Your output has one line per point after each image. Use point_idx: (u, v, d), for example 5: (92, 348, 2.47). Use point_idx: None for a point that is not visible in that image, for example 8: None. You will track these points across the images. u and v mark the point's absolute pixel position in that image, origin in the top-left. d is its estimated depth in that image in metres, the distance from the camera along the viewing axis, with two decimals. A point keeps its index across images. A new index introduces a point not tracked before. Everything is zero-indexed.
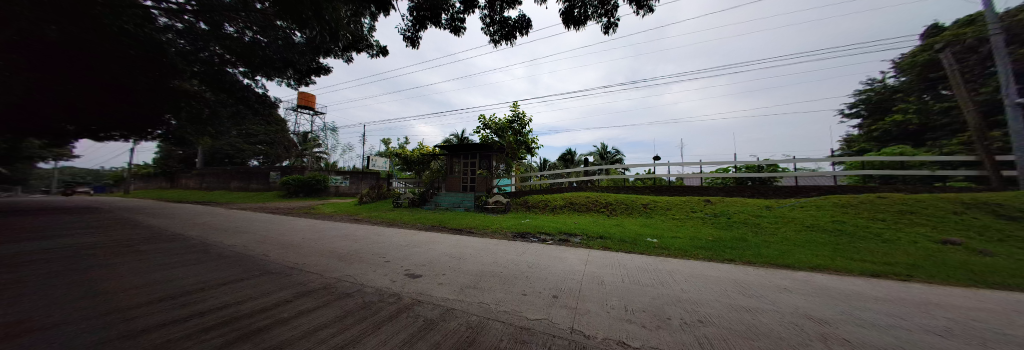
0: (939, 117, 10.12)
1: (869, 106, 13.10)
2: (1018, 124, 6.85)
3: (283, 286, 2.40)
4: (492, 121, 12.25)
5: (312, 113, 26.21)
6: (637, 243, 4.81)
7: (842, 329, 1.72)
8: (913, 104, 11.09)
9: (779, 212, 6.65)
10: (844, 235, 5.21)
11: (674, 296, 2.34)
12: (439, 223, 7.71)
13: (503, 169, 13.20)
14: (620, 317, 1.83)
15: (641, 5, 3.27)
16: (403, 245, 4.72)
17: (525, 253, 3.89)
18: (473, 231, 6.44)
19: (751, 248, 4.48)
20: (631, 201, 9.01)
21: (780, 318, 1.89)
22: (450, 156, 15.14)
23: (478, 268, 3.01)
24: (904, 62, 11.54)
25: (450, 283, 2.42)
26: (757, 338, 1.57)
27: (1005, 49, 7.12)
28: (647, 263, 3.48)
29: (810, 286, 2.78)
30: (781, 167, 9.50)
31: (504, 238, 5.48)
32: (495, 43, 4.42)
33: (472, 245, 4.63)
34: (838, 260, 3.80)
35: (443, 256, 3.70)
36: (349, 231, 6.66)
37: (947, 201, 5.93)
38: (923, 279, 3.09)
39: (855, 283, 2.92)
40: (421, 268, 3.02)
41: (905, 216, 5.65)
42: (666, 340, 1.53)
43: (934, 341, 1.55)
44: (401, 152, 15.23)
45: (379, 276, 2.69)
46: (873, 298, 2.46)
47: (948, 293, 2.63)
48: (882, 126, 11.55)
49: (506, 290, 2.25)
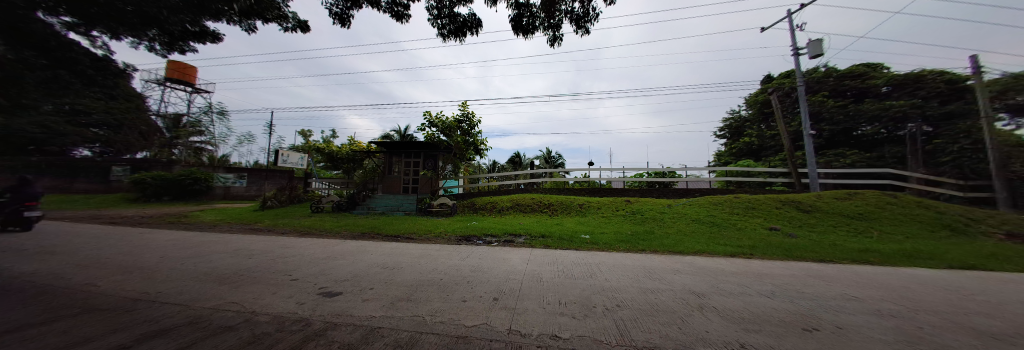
0: (769, 141, 14.56)
1: (731, 130, 17.93)
2: (812, 148, 10.25)
3: (126, 323, 1.71)
4: (438, 119, 11.66)
5: (192, 90, 19.70)
6: (573, 240, 5.26)
7: (710, 299, 2.25)
8: (755, 131, 15.68)
9: (676, 209, 8.36)
10: (715, 226, 6.92)
11: (599, 285, 2.65)
12: (371, 229, 6.83)
13: (449, 170, 12.91)
14: (555, 311, 1.96)
15: (581, 26, 3.63)
16: (320, 258, 3.96)
17: (469, 257, 3.77)
18: (410, 237, 5.89)
19: (656, 240, 5.48)
20: (569, 201, 9.87)
21: (674, 295, 2.34)
22: (389, 154, 13.69)
23: (414, 277, 2.77)
24: (751, 100, 16.33)
25: (378, 298, 2.14)
26: (658, 314, 1.93)
27: (801, 97, 10.74)
28: (579, 258, 3.86)
29: (693, 267, 3.54)
30: (677, 174, 12.04)
31: (448, 243, 5.21)
32: (444, 37, 4.21)
33: (410, 252, 4.25)
34: (713, 246, 4.98)
35: (373, 267, 3.27)
36: (241, 244, 5.21)
37: (774, 200, 8.51)
38: (757, 256, 4.36)
39: (720, 263, 3.87)
40: (341, 284, 2.60)
41: (749, 211, 7.90)
42: (591, 327, 1.70)
43: (763, 302, 2.19)
44: (325, 147, 14.10)
45: (280, 300, 2.18)
46: (729, 273, 3.32)
47: (769, 266, 3.75)
48: (738, 145, 15.96)
49: (444, 299, 2.12)
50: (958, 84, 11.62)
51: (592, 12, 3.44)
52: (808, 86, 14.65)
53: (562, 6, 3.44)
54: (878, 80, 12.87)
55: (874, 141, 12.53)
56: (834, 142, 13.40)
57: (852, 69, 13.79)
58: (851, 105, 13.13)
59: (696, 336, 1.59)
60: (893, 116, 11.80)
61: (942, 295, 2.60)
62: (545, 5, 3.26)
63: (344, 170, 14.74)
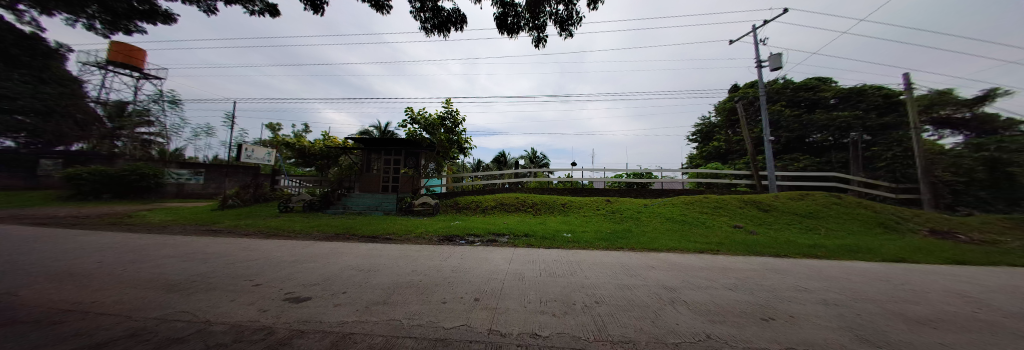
0: (735, 146, 15.77)
1: (702, 135, 19.18)
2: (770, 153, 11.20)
3: (46, 338, 1.47)
4: (421, 116, 11.32)
5: (136, 75, 17.45)
6: (555, 239, 5.36)
7: (682, 293, 2.39)
8: (723, 136, 16.91)
9: (652, 209, 8.79)
10: (687, 224, 7.36)
11: (579, 283, 2.71)
12: (347, 230, 6.49)
13: (432, 168, 12.60)
14: (535, 310, 1.97)
15: (565, 29, 3.68)
16: (289, 261, 3.70)
17: (451, 257, 3.70)
18: (389, 238, 5.66)
19: (633, 238, 5.73)
20: (552, 201, 10.02)
21: (648, 291, 2.46)
22: (367, 151, 13.10)
23: (392, 279, 2.67)
24: (720, 107, 17.57)
25: (352, 302, 2.03)
26: (633, 309, 2.01)
27: (763, 106, 11.72)
28: (561, 256, 3.93)
29: (667, 263, 3.75)
30: (654, 175, 12.67)
31: (429, 243, 5.09)
32: (427, 32, 4.09)
33: (389, 253, 4.09)
34: (684, 243, 5.30)
35: (347, 270, 3.10)
36: (195, 247, 4.71)
37: (738, 200, 9.22)
38: (722, 252, 4.69)
39: (691, 259, 4.13)
40: (310, 288, 2.43)
41: (717, 210, 8.49)
42: (570, 324, 1.74)
43: (727, 295, 2.36)
44: (296, 142, 13.07)
45: (239, 307, 1.99)
46: (698, 268, 3.55)
47: (733, 261, 4.06)
48: (708, 149, 17.14)
49: (423, 301, 2.06)
50: (890, 99, 13.29)
51: (575, 16, 3.51)
52: (769, 96, 16.03)
53: (546, 8, 3.47)
54: (828, 93, 14.38)
55: (822, 147, 13.99)
56: (790, 148, 14.78)
57: (806, 82, 15.27)
58: (804, 114, 14.55)
59: (667, 329, 1.68)
60: (839, 126, 13.23)
61: (876, 285, 2.95)
62: (530, 6, 3.27)
63: (317, 167, 13.88)
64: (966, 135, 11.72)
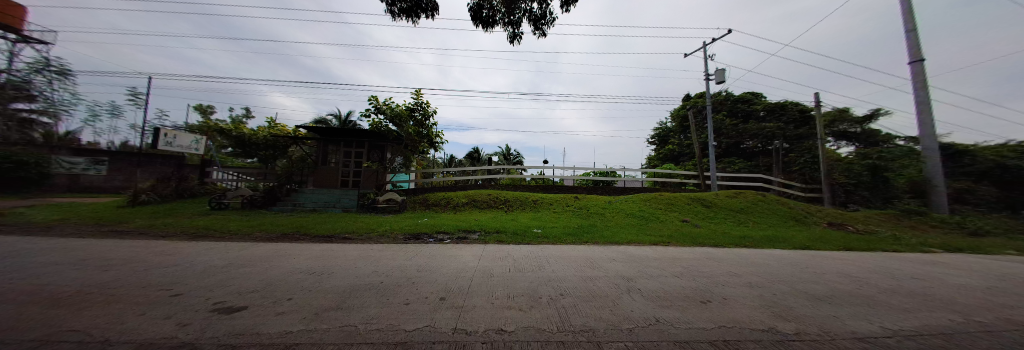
0: (686, 149, 17.65)
1: (660, 138, 21.08)
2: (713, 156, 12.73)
3: None
4: (387, 106, 10.54)
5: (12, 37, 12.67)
6: (525, 235, 5.45)
7: (637, 282, 2.61)
8: (677, 139, 18.78)
9: (615, 205, 9.44)
10: (644, 219, 8.06)
11: (546, 277, 2.79)
12: (298, 229, 5.84)
13: (400, 163, 11.85)
14: (502, 306, 1.98)
15: (539, 28, 3.72)
16: (224, 266, 3.21)
17: (417, 256, 3.54)
18: (348, 237, 5.22)
19: (597, 232, 6.10)
20: (524, 197, 10.18)
21: (608, 281, 2.64)
22: (324, 142, 11.84)
23: (348, 282, 2.47)
24: (675, 113, 19.44)
25: (299, 309, 1.82)
26: (595, 299, 2.14)
27: (710, 114, 13.24)
28: (530, 252, 4.01)
29: (626, 255, 4.06)
30: (617, 174, 13.60)
31: (393, 242, 4.81)
32: (395, 16, 3.81)
33: (347, 253, 3.78)
34: (641, 236, 5.79)
35: (297, 274, 2.79)
36: (91, 252, 3.80)
37: (688, 197, 10.33)
38: (672, 244, 5.23)
39: (647, 250, 4.55)
40: (248, 296, 2.14)
41: (669, 206, 9.43)
42: (535, 317, 1.79)
43: (675, 281, 2.64)
44: (232, 129, 11.32)
45: (150, 322, 1.66)
46: (652, 258, 3.90)
47: (682, 251, 4.56)
48: (664, 151, 18.94)
49: (383, 303, 1.94)
50: (802, 114, 16.02)
51: (549, 16, 3.56)
52: (714, 106, 18.18)
53: (521, 4, 3.47)
54: (759, 106, 16.80)
55: (753, 152, 16.35)
56: (729, 152, 17.02)
57: (743, 96, 17.65)
58: (740, 124, 16.81)
59: (623, 316, 1.82)
60: (766, 134, 15.59)
61: (790, 269, 3.56)
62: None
63: (261, 158, 12.17)
64: (857, 145, 14.81)
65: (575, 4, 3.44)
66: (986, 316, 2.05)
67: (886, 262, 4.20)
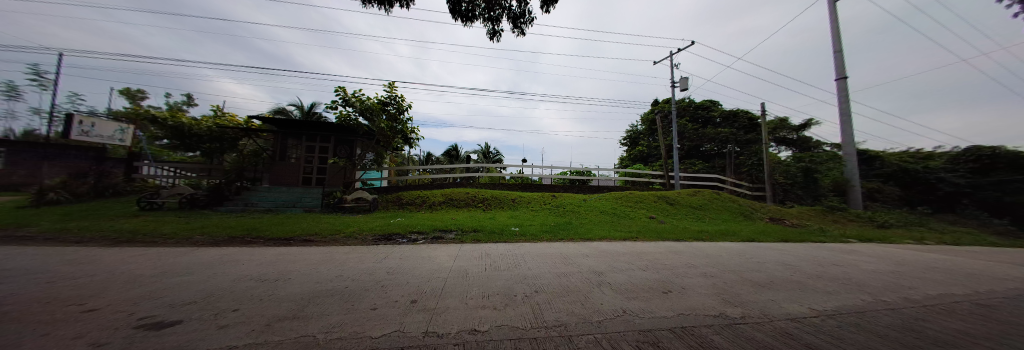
0: (654, 150, 18.93)
1: (631, 140, 22.36)
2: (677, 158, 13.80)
3: None
4: (357, 99, 9.87)
5: None
6: (502, 233, 5.46)
7: (608, 276, 2.74)
8: (646, 141, 20.06)
9: (589, 203, 9.84)
10: (616, 216, 8.52)
11: (521, 274, 2.82)
12: (252, 232, 5.26)
13: (372, 160, 11.21)
14: (476, 306, 1.96)
15: (518, 26, 3.71)
16: (155, 275, 2.78)
17: (387, 257, 3.37)
18: (311, 239, 4.82)
19: (572, 229, 6.31)
20: (503, 196, 10.17)
21: (581, 276, 2.74)
22: (282, 136, 11.07)
23: (308, 288, 2.27)
24: (644, 117, 20.76)
25: (247, 321, 1.64)
26: (568, 294, 2.21)
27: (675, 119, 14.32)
28: (506, 250, 4.02)
29: (597, 251, 4.25)
30: (592, 173, 14.17)
31: (362, 243, 4.53)
32: (366, 3, 3.56)
33: (309, 257, 3.48)
34: (612, 233, 6.10)
35: (249, 281, 2.51)
36: None
37: (655, 195, 11.09)
38: (639, 239, 5.59)
39: (616, 245, 4.82)
40: (183, 309, 1.87)
41: (638, 204, 10.06)
42: (508, 315, 1.79)
43: (641, 274, 2.82)
44: (168, 116, 9.88)
45: (48, 344, 1.38)
46: (622, 253, 4.14)
47: (647, 246, 4.89)
48: (635, 152, 20.13)
49: (347, 310, 1.81)
50: (752, 121, 17.97)
51: (528, 15, 3.57)
52: (680, 111, 19.69)
53: (500, 1, 3.42)
54: (717, 113, 18.54)
55: (711, 155, 18.02)
56: (691, 154, 18.58)
57: (703, 103, 19.36)
58: (701, 129, 18.41)
59: (594, 309, 1.90)
60: (721, 139, 17.28)
61: (739, 260, 3.99)
62: None
63: (203, 151, 10.56)
64: (793, 149, 17.01)
65: (552, 5, 3.49)
66: (886, 295, 2.46)
67: (814, 252, 4.88)
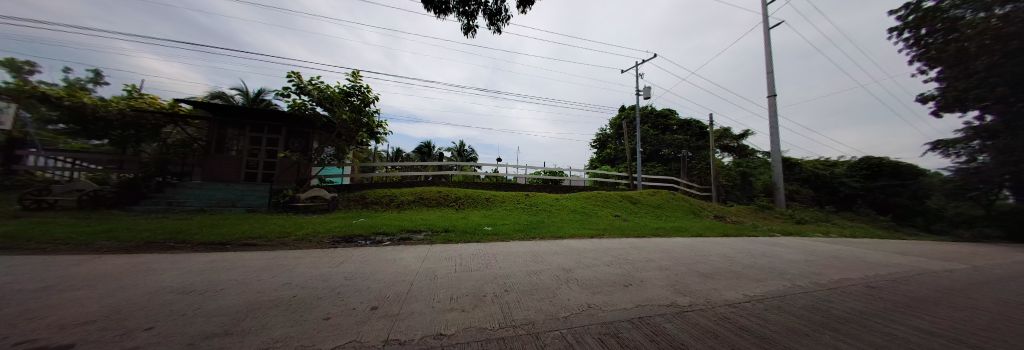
0: (621, 152, 20.28)
1: (600, 143, 23.66)
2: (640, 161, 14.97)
3: None
4: (315, 87, 8.95)
5: None
6: (474, 233, 5.38)
7: (575, 272, 2.85)
8: (614, 144, 21.41)
9: (561, 202, 10.18)
10: (585, 215, 8.92)
11: (492, 274, 2.80)
12: (176, 235, 4.46)
13: (332, 155, 10.27)
14: (443, 309, 1.90)
15: (494, 23, 3.66)
16: (26, 291, 2.19)
17: (347, 262, 3.11)
18: (254, 243, 4.25)
19: (543, 228, 6.46)
20: (477, 195, 10.02)
21: (549, 274, 2.81)
22: (219, 123, 9.73)
23: (248, 299, 1.98)
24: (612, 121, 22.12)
25: (160, 342, 1.36)
26: (536, 292, 2.25)
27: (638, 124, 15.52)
28: (477, 250, 3.96)
29: (566, 248, 4.42)
30: (564, 174, 14.69)
31: (318, 246, 4.12)
32: None
33: (250, 264, 3.05)
34: (580, 230, 6.38)
35: (169, 294, 2.11)
36: None
37: (620, 195, 11.88)
38: (604, 236, 5.95)
39: (583, 242, 5.06)
40: (67, 331, 1.49)
41: (605, 203, 10.68)
42: (477, 317, 1.76)
43: (606, 269, 2.98)
44: (59, 93, 7.84)
45: None
46: (589, 250, 4.36)
47: (612, 242, 5.23)
48: (603, 155, 21.34)
49: (293, 322, 1.62)
50: (703, 130, 20.18)
51: (504, 14, 3.54)
52: (643, 117, 21.34)
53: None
54: (674, 121, 20.47)
55: (669, 158, 19.85)
56: (652, 158, 20.26)
57: (663, 111, 21.26)
58: (660, 135, 20.17)
59: (561, 305, 1.96)
60: (677, 144, 19.15)
61: (689, 253, 4.46)
62: None
63: (113, 140, 8.60)
64: (735, 156, 19.47)
65: (529, 6, 3.51)
66: (800, 281, 2.93)
67: (748, 245, 5.62)
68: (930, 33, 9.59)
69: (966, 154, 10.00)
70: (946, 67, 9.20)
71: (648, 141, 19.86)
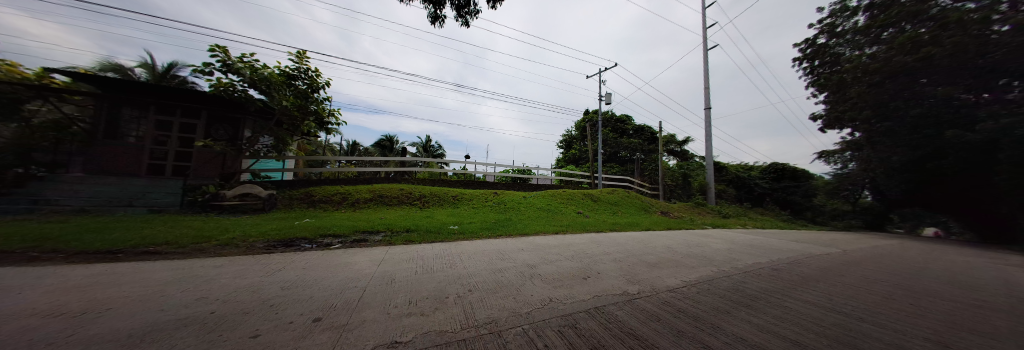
0: (585, 153, 21.54)
1: (566, 143, 24.78)
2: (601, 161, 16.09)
3: None
4: (249, 65, 7.63)
5: None
6: (438, 232, 5.17)
7: (539, 269, 2.92)
8: (578, 145, 22.63)
9: (528, 200, 10.41)
10: (550, 212, 9.24)
11: (456, 274, 2.73)
12: (31, 244, 3.38)
13: (270, 146, 8.89)
14: (400, 314, 1.78)
15: (462, 16, 3.55)
16: None
17: (286, 268, 2.72)
18: (159, 251, 3.45)
19: (509, 225, 6.51)
20: (443, 193, 9.66)
21: (514, 271, 2.84)
22: (109, 102, 7.82)
23: (146, 320, 1.60)
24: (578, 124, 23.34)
25: None
26: (501, 290, 2.25)
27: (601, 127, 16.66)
28: (441, 250, 3.81)
29: (532, 245, 4.51)
30: (532, 172, 15.04)
31: (248, 252, 3.54)
32: None
33: (151, 276, 2.47)
34: (545, 227, 6.61)
35: (13, 321, 1.58)
36: None
37: (584, 193, 12.64)
38: (567, 232, 6.24)
39: (547, 239, 5.23)
40: None
41: (569, 200, 11.22)
42: (437, 320, 1.69)
43: (567, 264, 3.12)
44: None
45: None
46: (553, 245, 4.51)
47: (573, 238, 5.51)
48: (569, 155, 22.41)
49: (208, 343, 1.35)
50: (654, 135, 22.51)
51: (473, 7, 3.45)
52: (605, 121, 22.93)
53: None
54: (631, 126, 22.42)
55: (626, 160, 21.69)
56: (612, 159, 21.88)
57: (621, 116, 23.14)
58: (619, 138, 21.92)
59: (524, 301, 2.00)
60: (633, 147, 21.03)
61: (640, 246, 4.92)
62: None
63: None
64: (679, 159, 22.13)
65: (498, 3, 3.48)
66: (726, 267, 3.44)
67: (688, 237, 6.44)
68: (820, 64, 12.30)
69: (841, 162, 12.96)
70: (831, 93, 11.66)
71: (609, 143, 21.45)
